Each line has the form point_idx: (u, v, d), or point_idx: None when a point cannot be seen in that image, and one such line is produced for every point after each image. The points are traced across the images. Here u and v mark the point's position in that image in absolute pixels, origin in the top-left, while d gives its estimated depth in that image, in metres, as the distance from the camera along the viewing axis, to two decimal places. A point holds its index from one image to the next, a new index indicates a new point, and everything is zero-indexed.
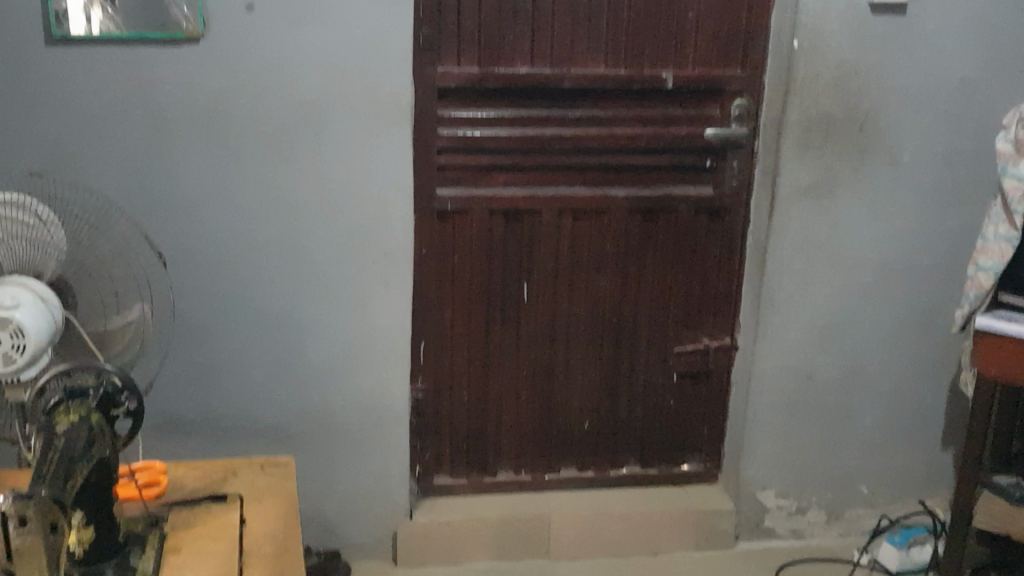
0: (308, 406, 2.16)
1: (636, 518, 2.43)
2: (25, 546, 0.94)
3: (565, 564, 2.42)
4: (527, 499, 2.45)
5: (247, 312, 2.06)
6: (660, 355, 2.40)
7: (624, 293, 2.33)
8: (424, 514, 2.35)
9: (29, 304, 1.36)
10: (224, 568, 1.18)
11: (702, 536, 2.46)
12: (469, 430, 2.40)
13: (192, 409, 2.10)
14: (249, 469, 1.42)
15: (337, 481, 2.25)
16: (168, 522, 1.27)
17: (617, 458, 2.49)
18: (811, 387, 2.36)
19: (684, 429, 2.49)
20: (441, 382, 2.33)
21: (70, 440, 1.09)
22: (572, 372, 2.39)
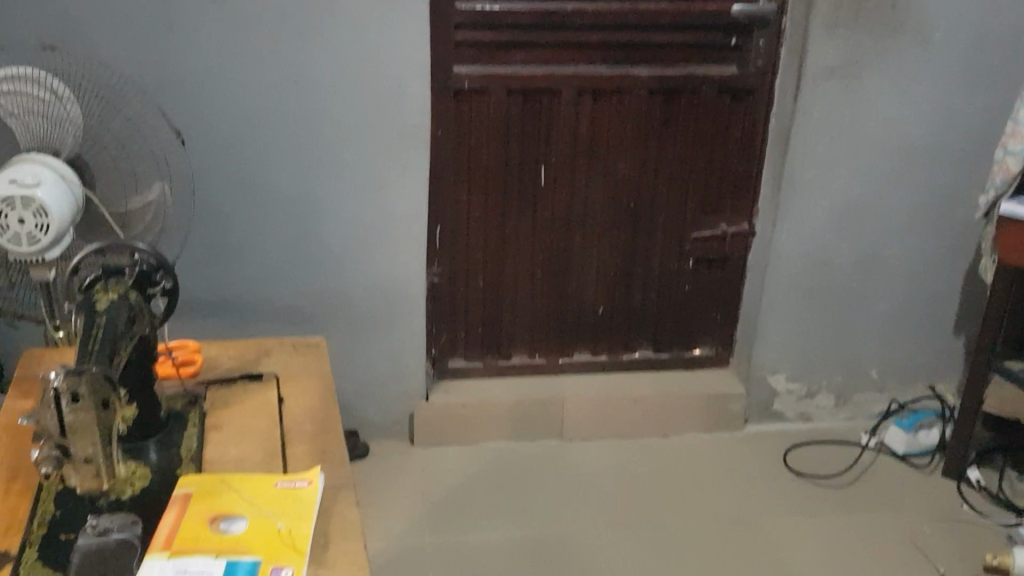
0: (327, 290, 2.17)
1: (648, 402, 2.47)
2: (80, 423, 0.95)
3: (577, 445, 2.48)
4: (541, 382, 2.48)
5: (264, 194, 2.03)
6: (676, 241, 2.39)
7: (642, 177, 2.30)
8: (441, 396, 2.39)
9: (50, 181, 1.32)
10: (267, 444, 1.20)
11: (711, 419, 2.51)
12: (484, 314, 2.40)
13: (211, 292, 2.09)
14: (282, 349, 1.43)
15: (356, 363, 2.28)
16: (206, 401, 1.28)
17: (629, 343, 2.52)
18: (826, 273, 2.36)
19: (697, 315, 2.50)
20: (457, 266, 2.33)
21: (111, 317, 1.09)
22: (587, 256, 2.38)
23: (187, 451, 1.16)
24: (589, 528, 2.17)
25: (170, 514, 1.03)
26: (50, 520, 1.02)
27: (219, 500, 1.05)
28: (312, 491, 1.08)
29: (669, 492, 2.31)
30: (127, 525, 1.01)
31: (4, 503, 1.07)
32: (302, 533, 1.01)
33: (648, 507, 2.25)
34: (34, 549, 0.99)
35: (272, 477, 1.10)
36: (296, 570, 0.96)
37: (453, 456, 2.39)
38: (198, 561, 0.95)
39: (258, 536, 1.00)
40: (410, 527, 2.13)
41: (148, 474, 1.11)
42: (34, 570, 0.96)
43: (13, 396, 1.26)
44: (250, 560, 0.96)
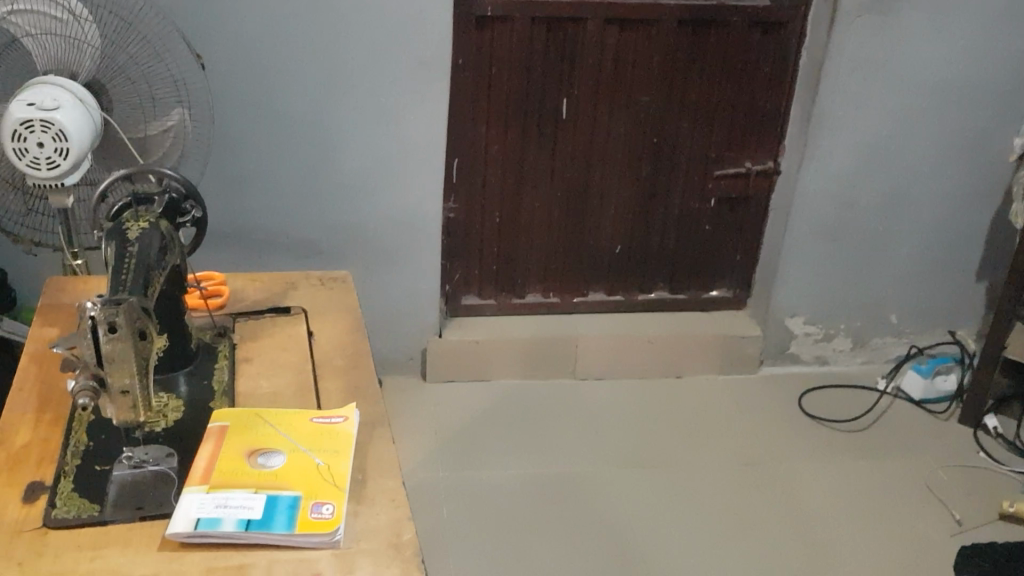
0: (344, 222, 2.13)
1: (663, 341, 2.46)
2: (117, 353, 0.93)
3: (590, 384, 2.47)
4: (555, 320, 2.46)
5: (281, 121, 1.97)
6: (698, 180, 2.35)
7: (666, 112, 2.25)
8: (455, 333, 2.37)
9: (71, 105, 1.27)
10: (300, 378, 1.17)
11: (726, 361, 2.51)
12: (499, 251, 2.37)
13: (226, 222, 2.05)
14: (309, 283, 1.39)
15: (372, 298, 2.25)
16: (235, 334, 1.25)
17: (645, 283, 2.49)
18: (851, 213, 2.34)
19: (715, 255, 2.48)
20: (474, 200, 2.28)
21: (144, 245, 1.07)
22: (607, 193, 2.34)
23: (219, 383, 1.14)
24: (602, 466, 2.17)
25: (207, 448, 1.01)
26: (85, 451, 1.00)
27: (256, 435, 1.03)
28: (349, 427, 1.06)
29: (682, 432, 2.31)
30: (163, 457, 1.00)
31: (36, 432, 1.04)
32: (341, 470, 1.00)
33: (661, 447, 2.25)
34: (70, 479, 0.97)
35: (308, 411, 1.08)
36: (337, 506, 0.94)
37: (466, 392, 2.38)
38: (238, 496, 0.94)
39: (297, 471, 0.98)
40: (424, 461, 2.12)
41: (181, 405, 1.09)
42: (72, 500, 0.94)
43: (38, 324, 1.24)
44: (290, 496, 0.95)
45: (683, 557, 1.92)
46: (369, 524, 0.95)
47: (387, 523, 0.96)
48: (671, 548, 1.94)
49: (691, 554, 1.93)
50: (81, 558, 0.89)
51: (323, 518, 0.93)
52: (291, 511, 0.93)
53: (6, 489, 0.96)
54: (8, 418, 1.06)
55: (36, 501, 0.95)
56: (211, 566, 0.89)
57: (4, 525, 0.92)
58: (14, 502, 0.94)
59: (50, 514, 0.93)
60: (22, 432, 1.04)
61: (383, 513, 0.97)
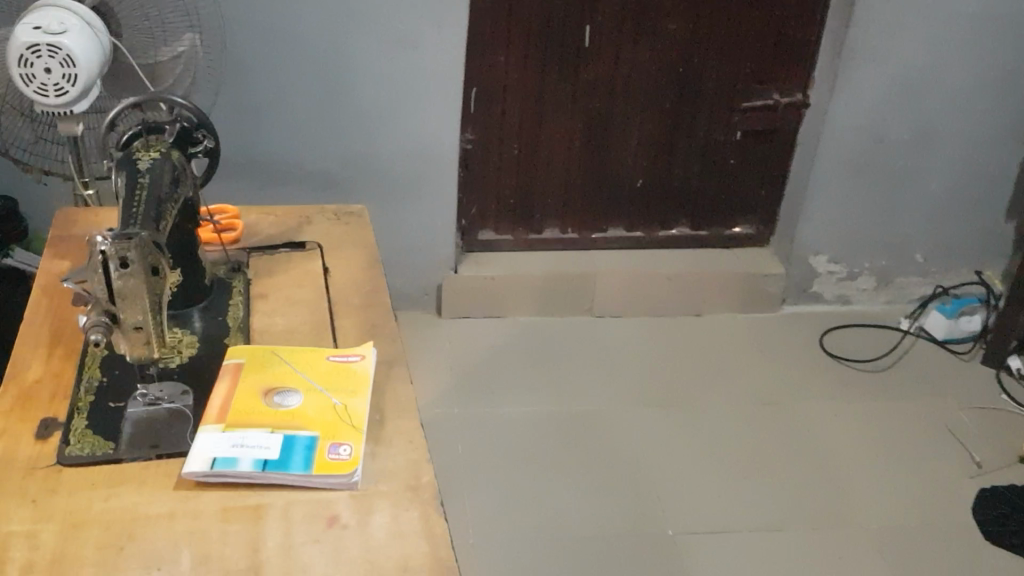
0: (360, 154, 2.09)
1: (682, 279, 2.43)
2: (130, 289, 0.90)
3: (607, 322, 2.45)
4: (573, 256, 2.43)
5: (295, 49, 1.92)
6: (723, 114, 2.29)
7: (693, 41, 2.18)
8: (471, 269, 2.34)
9: (78, 30, 1.22)
10: (316, 315, 1.14)
11: (747, 299, 2.48)
12: (517, 185, 2.33)
13: (240, 153, 2.01)
14: (324, 218, 1.36)
15: (388, 232, 2.22)
16: (250, 269, 1.22)
17: (665, 219, 2.45)
18: (880, 149, 2.28)
19: (737, 192, 2.43)
20: (492, 132, 2.23)
21: (155, 176, 1.03)
22: (629, 125, 2.28)
23: (234, 320, 1.11)
24: (618, 404, 2.16)
25: (223, 386, 0.99)
26: (98, 387, 0.98)
27: (272, 373, 1.01)
28: (366, 366, 1.04)
29: (700, 371, 2.29)
30: (178, 395, 0.99)
31: (48, 367, 1.03)
32: (359, 409, 0.97)
33: (678, 386, 2.23)
34: (83, 416, 0.95)
35: (324, 349, 1.06)
36: (355, 447, 0.93)
37: (482, 328, 2.37)
38: (254, 436, 0.92)
39: (314, 411, 0.96)
40: (440, 396, 2.12)
41: (196, 342, 1.07)
42: (85, 437, 0.93)
43: (49, 256, 1.21)
44: (307, 436, 0.93)
45: (699, 493, 1.92)
46: (388, 466, 0.93)
47: (406, 465, 0.94)
48: (687, 485, 1.94)
49: (708, 491, 1.92)
50: (96, 496, 0.87)
51: (341, 459, 0.91)
52: (309, 451, 0.91)
53: (18, 425, 0.94)
54: (19, 353, 1.04)
55: (49, 437, 0.93)
56: (228, 506, 0.88)
57: (16, 461, 0.90)
58: (26, 439, 0.93)
59: (64, 451, 0.91)
60: (34, 367, 1.02)
61: (402, 454, 0.95)
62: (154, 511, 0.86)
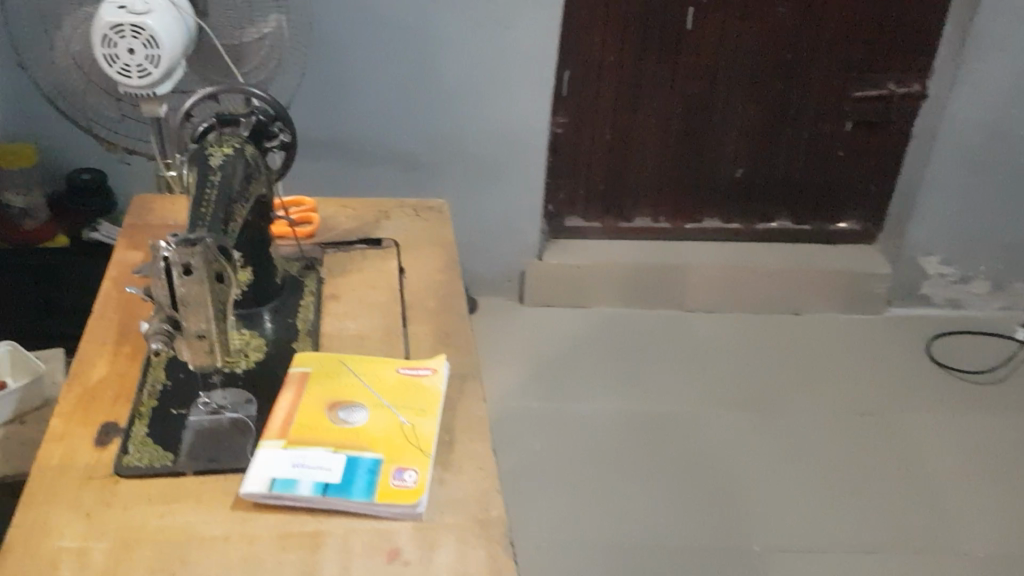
0: (447, 137, 2.03)
1: (780, 275, 2.31)
2: (192, 297, 0.86)
3: (696, 317, 2.35)
4: (664, 247, 2.33)
5: (386, 26, 1.86)
6: (832, 102, 2.16)
7: (804, 24, 2.05)
8: (556, 256, 2.26)
9: (163, 8, 1.18)
10: (388, 320, 1.09)
11: (849, 299, 2.36)
12: (609, 172, 2.23)
13: (326, 132, 1.98)
14: (402, 213, 1.30)
15: (472, 216, 2.16)
16: (323, 267, 1.17)
17: (764, 211, 2.34)
18: (1003, 143, 2.13)
19: (842, 185, 2.30)
20: (585, 116, 2.14)
21: (227, 173, 0.99)
22: (730, 112, 2.16)
23: (304, 323, 1.07)
24: (705, 405, 2.07)
25: (287, 397, 0.94)
26: (161, 392, 0.95)
27: (338, 385, 0.96)
28: (437, 382, 0.98)
29: (793, 375, 2.17)
30: (241, 404, 0.94)
31: (113, 366, 1.00)
32: (427, 430, 0.92)
33: (769, 389, 2.13)
34: (144, 423, 0.92)
35: (394, 361, 1.00)
36: (421, 472, 0.87)
37: (565, 318, 2.29)
38: (316, 455, 0.87)
39: (380, 430, 0.90)
40: (519, 388, 2.06)
41: (263, 345, 1.03)
42: (145, 447, 0.89)
43: (123, 246, 1.18)
44: (371, 459, 0.87)
45: (788, 507, 1.82)
46: (454, 495, 0.87)
47: (474, 495, 0.87)
48: (775, 497, 1.84)
49: (797, 505, 1.83)
50: (150, 514, 0.83)
51: (405, 486, 0.85)
52: (372, 476, 0.86)
53: (78, 430, 0.91)
54: (86, 350, 1.02)
55: (108, 445, 0.90)
56: (284, 532, 0.83)
57: (74, 470, 0.87)
58: (85, 445, 0.90)
59: (121, 462, 0.87)
60: (99, 366, 0.99)
61: (470, 483, 0.89)
62: (208, 534, 0.82)
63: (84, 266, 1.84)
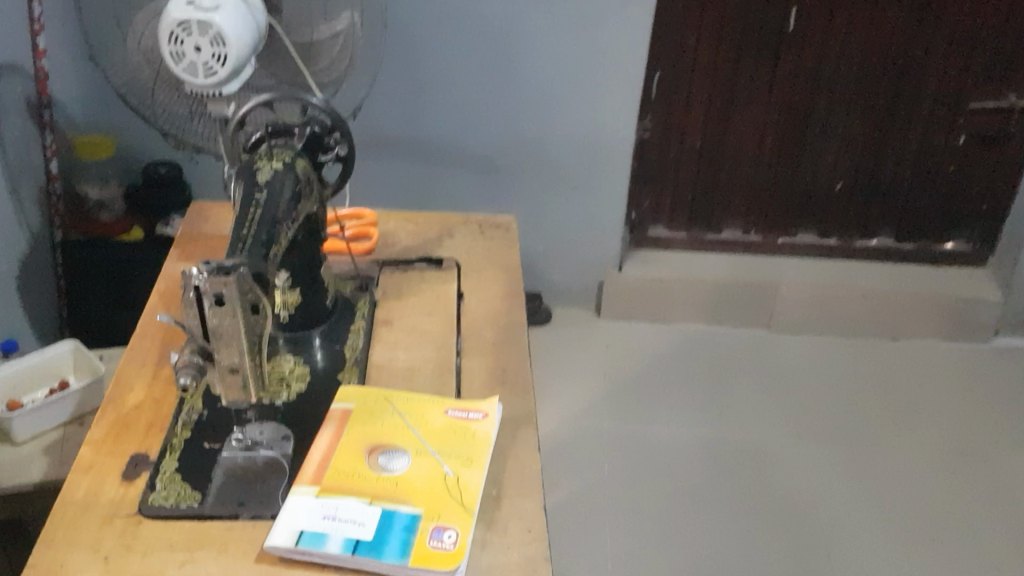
0: (527, 141, 1.94)
1: (878, 297, 2.16)
2: (225, 329, 0.79)
3: (785, 338, 2.22)
4: (754, 262, 2.20)
5: (468, 25, 1.79)
6: (944, 113, 2.01)
7: (918, 28, 1.90)
8: (637, 268, 2.16)
9: (233, 3, 1.06)
10: (441, 351, 1.01)
11: (953, 326, 2.19)
12: (698, 181, 2.11)
13: (402, 132, 1.91)
14: (467, 231, 1.23)
15: (551, 224, 2.07)
16: (378, 289, 1.10)
17: (865, 226, 2.19)
18: None
19: (951, 202, 2.14)
20: (675, 122, 2.03)
21: (274, 191, 0.92)
22: (831, 121, 2.02)
23: (352, 351, 1.00)
24: (789, 435, 1.94)
25: (325, 437, 0.87)
26: (196, 422, 0.89)
27: (381, 426, 0.89)
28: (488, 427, 0.90)
29: (888, 407, 2.03)
30: (278, 440, 0.88)
31: (150, 391, 0.95)
32: (472, 484, 0.84)
33: (860, 421, 1.99)
34: (174, 457, 0.86)
35: (442, 401, 0.92)
36: (462, 533, 0.79)
37: (644, 333, 2.19)
38: (350, 506, 0.80)
39: (421, 481, 0.83)
40: (591, 407, 1.96)
41: (307, 374, 0.96)
42: (172, 484, 0.83)
43: (175, 258, 1.14)
44: (408, 514, 0.80)
45: (876, 553, 1.69)
46: (497, 562, 0.79)
47: (519, 563, 0.79)
48: (862, 542, 1.71)
49: (887, 551, 1.69)
50: (171, 562, 0.77)
51: (443, 548, 0.77)
52: (408, 534, 0.78)
53: (106, 460, 0.86)
54: (126, 371, 0.97)
55: (135, 480, 0.85)
56: None
57: (97, 507, 0.82)
58: (112, 478, 0.85)
59: (146, 500, 0.82)
60: (136, 390, 0.95)
61: (515, 548, 0.81)
62: None
63: (152, 263, 1.78)
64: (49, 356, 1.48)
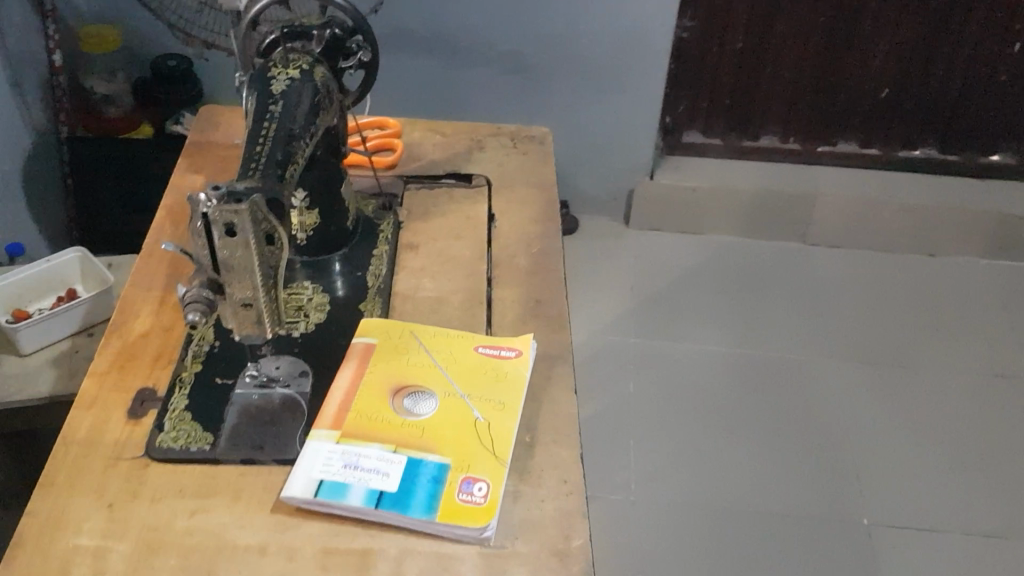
0: (558, 38, 1.82)
1: (919, 212, 2.07)
2: (237, 261, 0.72)
3: (821, 252, 2.13)
4: (792, 171, 2.10)
5: None
6: (1006, 14, 1.87)
7: None
8: (669, 176, 2.06)
9: None
10: (471, 280, 0.94)
11: (995, 242, 2.10)
12: (737, 85, 1.99)
13: (426, 27, 1.79)
14: (498, 144, 1.14)
15: (580, 129, 1.96)
16: (403, 208, 1.03)
17: (909, 136, 2.07)
18: None
19: (1004, 111, 2.01)
20: (716, 20, 1.89)
21: (290, 103, 0.83)
22: (883, 22, 1.88)
23: (375, 278, 0.93)
24: (822, 352, 1.88)
25: (346, 376, 0.81)
26: (207, 355, 0.83)
27: (407, 365, 0.82)
28: (522, 367, 0.83)
29: (925, 324, 1.96)
30: (295, 377, 0.82)
31: (157, 318, 0.88)
32: (505, 431, 0.78)
33: (895, 338, 1.92)
34: (184, 393, 0.80)
35: (472, 338, 0.86)
36: (493, 486, 0.73)
37: (674, 244, 2.11)
38: (373, 454, 0.74)
39: (449, 427, 0.77)
40: (618, 321, 1.90)
41: (326, 304, 0.90)
42: (182, 424, 0.78)
43: (183, 168, 1.06)
44: (436, 464, 0.74)
45: (908, 476, 1.65)
46: (530, 515, 0.73)
47: (553, 518, 0.73)
48: (893, 465, 1.67)
49: (918, 475, 1.65)
50: (180, 511, 0.72)
51: (474, 502, 0.72)
52: (435, 487, 0.72)
53: (111, 395, 0.81)
54: (131, 296, 0.91)
55: (142, 418, 0.79)
56: (330, 547, 0.70)
57: (101, 448, 0.76)
58: (117, 416, 0.79)
59: (154, 442, 0.76)
60: (142, 316, 0.88)
61: (550, 501, 0.74)
62: (243, 542, 0.70)
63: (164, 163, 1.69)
64: (56, 263, 1.42)
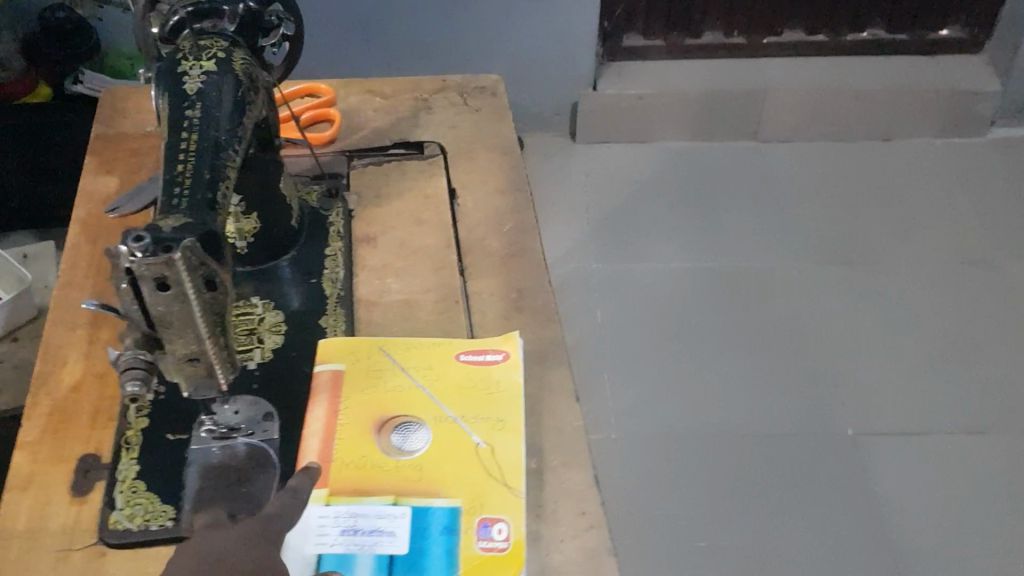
0: None
1: (872, 97, 1.96)
2: (175, 317, 0.60)
3: (774, 148, 2.02)
4: (738, 67, 1.96)
5: None
6: None
7: None
8: (613, 84, 1.93)
9: None
10: (441, 275, 0.84)
11: (951, 121, 2.01)
12: None
13: None
14: (446, 101, 1.03)
15: (513, 45, 1.81)
16: (352, 192, 0.92)
17: (856, 17, 1.93)
18: None
19: None
20: None
21: (210, 104, 0.70)
22: None
23: (332, 284, 0.82)
24: (785, 256, 1.78)
25: (319, 414, 0.71)
26: (153, 406, 0.72)
27: (385, 392, 0.72)
28: (513, 370, 0.74)
29: (888, 218, 1.85)
30: (260, 420, 0.71)
31: (89, 365, 0.77)
32: (511, 453, 0.69)
33: (857, 234, 1.82)
34: (133, 457, 0.69)
35: (452, 346, 0.76)
36: (514, 524, 0.64)
37: (623, 156, 1.99)
38: (371, 512, 0.65)
39: (449, 463, 0.68)
40: (578, 245, 1.79)
41: (281, 323, 0.78)
42: (136, 497, 0.67)
43: (91, 170, 0.94)
44: (446, 511, 0.65)
45: (889, 381, 1.56)
46: (552, 562, 0.65)
47: (577, 561, 0.65)
48: (873, 370, 1.58)
49: (900, 376, 1.57)
50: None
51: (496, 549, 0.63)
52: (450, 540, 0.63)
53: (49, 469, 0.69)
54: (54, 340, 0.79)
55: (89, 493, 0.68)
56: None
57: (47, 539, 0.65)
58: (60, 495, 0.68)
59: (107, 525, 0.66)
60: (72, 366, 0.77)
61: (570, 541, 0.66)
62: None
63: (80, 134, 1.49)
64: None
